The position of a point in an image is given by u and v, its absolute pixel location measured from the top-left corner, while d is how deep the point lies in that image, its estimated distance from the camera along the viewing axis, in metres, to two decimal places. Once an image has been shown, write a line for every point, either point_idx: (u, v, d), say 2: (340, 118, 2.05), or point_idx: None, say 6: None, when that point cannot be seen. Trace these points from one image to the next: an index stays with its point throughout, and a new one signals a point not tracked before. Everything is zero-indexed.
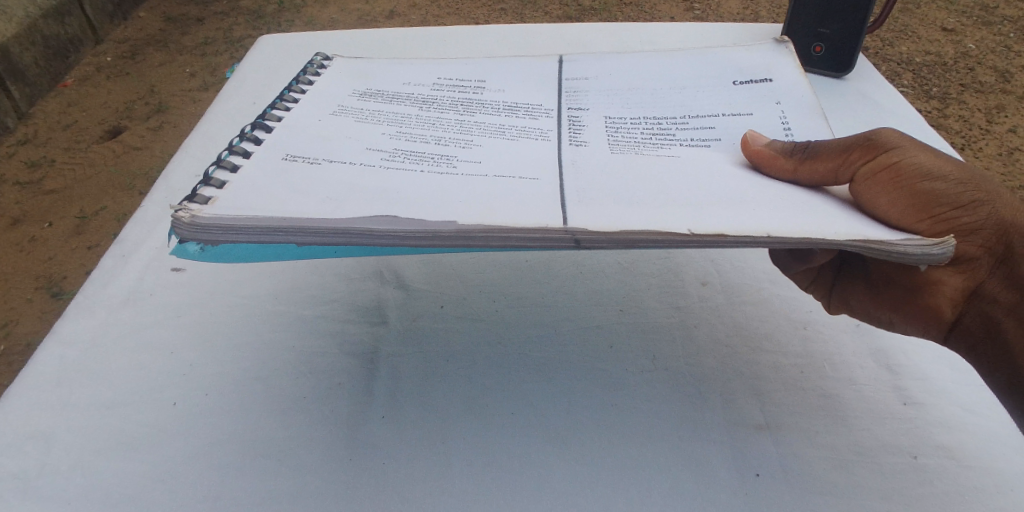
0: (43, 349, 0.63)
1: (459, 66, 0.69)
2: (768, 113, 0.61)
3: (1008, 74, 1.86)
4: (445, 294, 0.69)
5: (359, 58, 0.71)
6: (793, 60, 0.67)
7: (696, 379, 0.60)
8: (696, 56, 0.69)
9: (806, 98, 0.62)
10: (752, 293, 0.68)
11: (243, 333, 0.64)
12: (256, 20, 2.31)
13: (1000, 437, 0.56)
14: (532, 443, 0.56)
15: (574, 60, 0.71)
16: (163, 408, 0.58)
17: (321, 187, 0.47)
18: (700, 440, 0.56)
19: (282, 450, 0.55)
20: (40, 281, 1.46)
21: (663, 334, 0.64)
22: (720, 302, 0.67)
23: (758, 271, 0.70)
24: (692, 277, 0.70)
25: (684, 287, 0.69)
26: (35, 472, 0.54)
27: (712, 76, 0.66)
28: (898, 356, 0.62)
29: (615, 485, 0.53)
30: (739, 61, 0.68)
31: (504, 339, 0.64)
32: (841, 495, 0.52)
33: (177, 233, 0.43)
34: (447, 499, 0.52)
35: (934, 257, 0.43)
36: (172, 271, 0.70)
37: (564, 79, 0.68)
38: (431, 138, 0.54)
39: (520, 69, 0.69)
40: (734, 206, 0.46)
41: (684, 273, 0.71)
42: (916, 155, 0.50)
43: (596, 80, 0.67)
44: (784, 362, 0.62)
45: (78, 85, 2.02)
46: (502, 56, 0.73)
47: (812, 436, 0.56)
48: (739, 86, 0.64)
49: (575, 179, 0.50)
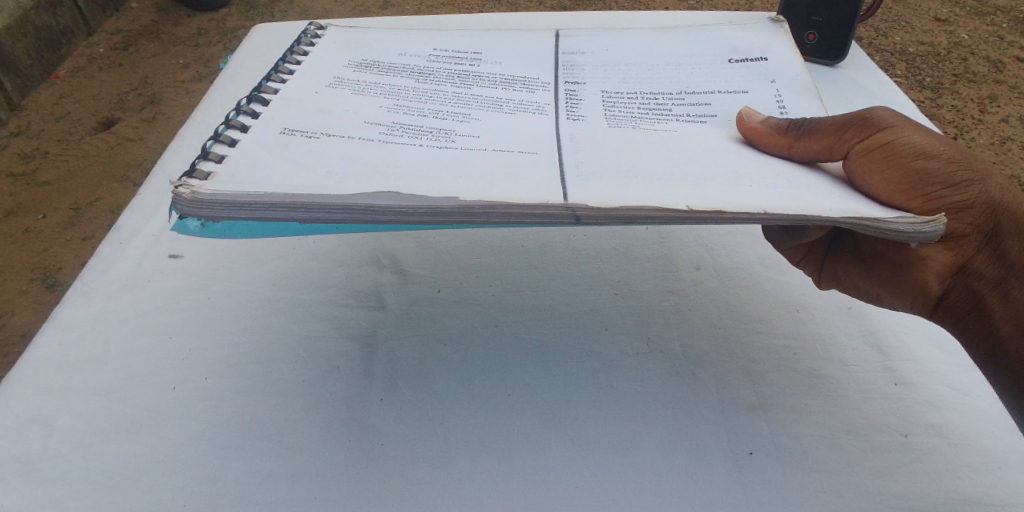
0: (42, 334, 0.63)
1: (456, 38, 0.69)
2: (764, 91, 0.61)
3: (1000, 64, 1.88)
4: (443, 279, 0.69)
5: (354, 27, 0.71)
6: (788, 40, 0.68)
7: (691, 360, 0.61)
8: (692, 33, 0.70)
9: (802, 76, 0.63)
10: (746, 278, 0.69)
11: (241, 318, 0.64)
12: (250, 11, 2.30)
13: (987, 415, 0.57)
14: (529, 424, 0.56)
15: (570, 35, 0.71)
16: (162, 392, 0.58)
17: (322, 160, 0.47)
18: (694, 420, 0.56)
19: (281, 432, 0.56)
20: (35, 273, 1.45)
21: (658, 317, 0.65)
22: (715, 286, 0.68)
23: (751, 255, 0.71)
24: (686, 261, 0.71)
25: (679, 271, 0.70)
26: (36, 456, 0.54)
27: (709, 54, 0.66)
28: (892, 337, 0.62)
29: (609, 463, 0.54)
30: (735, 39, 0.68)
31: (501, 322, 0.65)
32: (833, 473, 0.53)
33: (177, 209, 0.43)
34: (446, 481, 0.53)
35: (924, 236, 0.44)
36: (170, 258, 0.70)
37: (561, 53, 0.68)
38: (429, 111, 0.55)
39: (517, 43, 0.69)
40: (729, 182, 0.47)
41: (679, 257, 0.71)
42: (910, 135, 0.51)
43: (592, 54, 0.68)
44: (778, 345, 0.62)
45: (71, 77, 2.01)
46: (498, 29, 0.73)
47: (804, 415, 0.57)
48: (736, 64, 0.65)
49: (573, 152, 0.51)
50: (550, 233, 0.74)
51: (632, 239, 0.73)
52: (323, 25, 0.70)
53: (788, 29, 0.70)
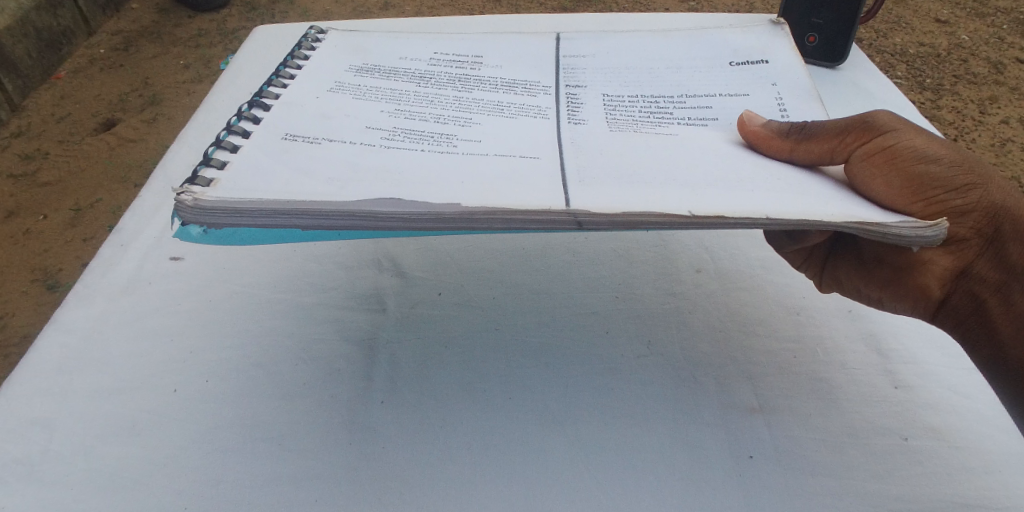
0: (43, 336, 0.63)
1: (457, 41, 0.69)
2: (764, 94, 0.61)
3: (1000, 66, 1.88)
4: (444, 282, 0.69)
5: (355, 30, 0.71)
6: (788, 43, 0.68)
7: (691, 363, 0.61)
8: (692, 36, 0.70)
9: (802, 79, 0.63)
10: (747, 281, 0.69)
11: (242, 320, 0.64)
12: (251, 12, 2.30)
13: (987, 418, 0.57)
14: (529, 427, 0.56)
15: (571, 38, 0.71)
16: (164, 394, 0.58)
17: (324, 165, 0.47)
18: (695, 423, 0.56)
19: (282, 434, 0.56)
20: (35, 273, 1.46)
21: (659, 320, 0.65)
22: (715, 289, 0.68)
23: (752, 258, 0.71)
24: (686, 264, 0.71)
25: (679, 274, 0.70)
26: (37, 458, 0.54)
27: (709, 57, 0.66)
28: (892, 340, 0.62)
29: (610, 465, 0.54)
30: (734, 43, 0.68)
31: (502, 325, 0.65)
32: (833, 476, 0.53)
33: (180, 216, 0.44)
34: (446, 484, 0.53)
35: (926, 239, 0.44)
36: (171, 261, 0.70)
37: (561, 56, 0.68)
38: (430, 116, 0.55)
39: (518, 47, 0.69)
40: (731, 187, 0.47)
41: (680, 260, 0.71)
42: (911, 139, 0.51)
43: (593, 57, 0.68)
44: (778, 348, 0.62)
45: (72, 77, 2.01)
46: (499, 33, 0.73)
47: (804, 418, 0.57)
48: (736, 67, 0.65)
49: (574, 156, 0.51)
50: (550, 236, 0.74)
51: (633, 242, 0.73)
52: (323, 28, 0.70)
53: (788, 32, 0.70)
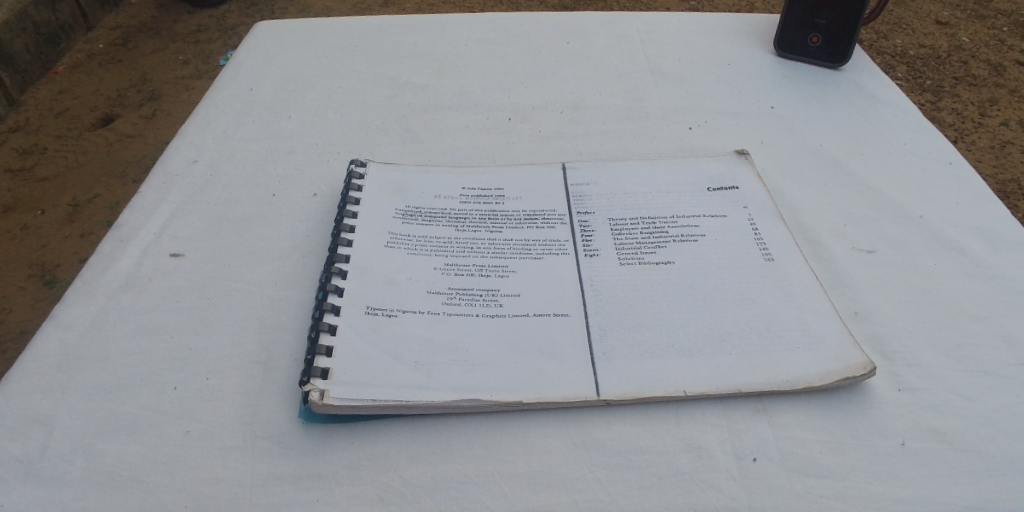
0: (41, 332, 0.62)
1: (475, 176, 0.75)
2: (737, 215, 0.70)
3: (1000, 68, 1.88)
4: (435, 255, 0.66)
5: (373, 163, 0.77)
6: (753, 169, 0.76)
7: (694, 345, 0.59)
8: (672, 164, 0.77)
9: (768, 203, 0.72)
10: (755, 259, 0.66)
11: (242, 317, 0.64)
12: (250, 8, 2.29)
13: (990, 421, 0.56)
14: (532, 427, 0.56)
15: (574, 169, 0.77)
16: (163, 392, 0.58)
17: None
18: (699, 423, 0.56)
19: (281, 433, 0.55)
20: (33, 268, 1.45)
21: (664, 298, 0.62)
22: (718, 264, 0.65)
23: (758, 235, 0.68)
24: (690, 238, 0.68)
25: (682, 248, 0.67)
26: (35, 455, 0.54)
27: (688, 184, 0.74)
28: (898, 342, 0.62)
29: (613, 467, 0.53)
30: (707, 167, 0.76)
31: (496, 304, 0.62)
32: (837, 478, 0.53)
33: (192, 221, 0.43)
34: (448, 484, 0.52)
35: None
36: (171, 257, 0.69)
37: (565, 186, 0.74)
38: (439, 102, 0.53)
39: (523, 185, 0.74)
40: None
41: (682, 233, 0.68)
42: None
43: (591, 192, 0.74)
44: (786, 328, 0.60)
45: (70, 72, 2.00)
46: (504, 164, 0.79)
47: (810, 419, 0.56)
48: (713, 192, 0.73)
49: None
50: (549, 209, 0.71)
51: (634, 214, 0.70)
52: (360, 160, 0.77)
53: (752, 160, 0.78)
